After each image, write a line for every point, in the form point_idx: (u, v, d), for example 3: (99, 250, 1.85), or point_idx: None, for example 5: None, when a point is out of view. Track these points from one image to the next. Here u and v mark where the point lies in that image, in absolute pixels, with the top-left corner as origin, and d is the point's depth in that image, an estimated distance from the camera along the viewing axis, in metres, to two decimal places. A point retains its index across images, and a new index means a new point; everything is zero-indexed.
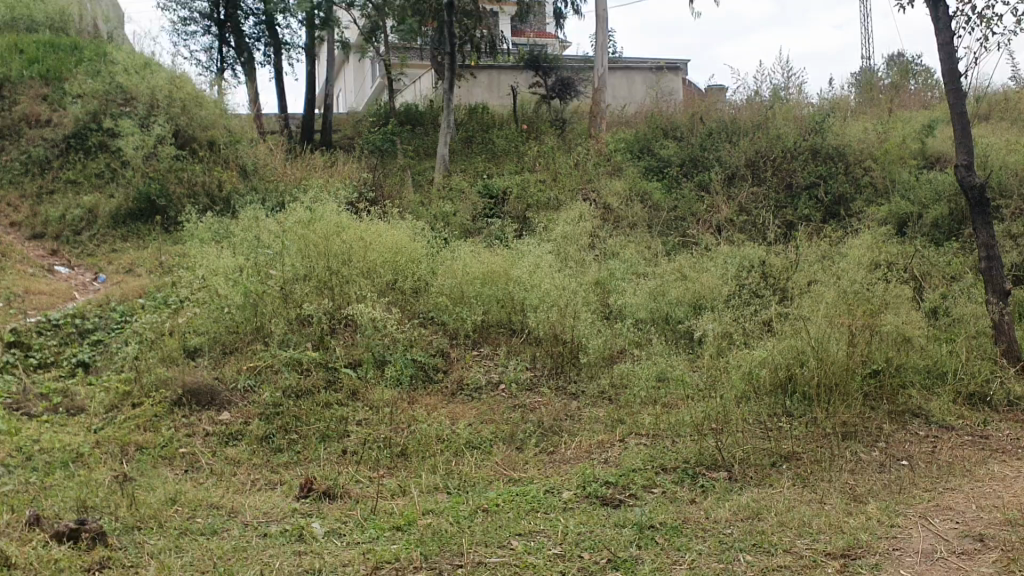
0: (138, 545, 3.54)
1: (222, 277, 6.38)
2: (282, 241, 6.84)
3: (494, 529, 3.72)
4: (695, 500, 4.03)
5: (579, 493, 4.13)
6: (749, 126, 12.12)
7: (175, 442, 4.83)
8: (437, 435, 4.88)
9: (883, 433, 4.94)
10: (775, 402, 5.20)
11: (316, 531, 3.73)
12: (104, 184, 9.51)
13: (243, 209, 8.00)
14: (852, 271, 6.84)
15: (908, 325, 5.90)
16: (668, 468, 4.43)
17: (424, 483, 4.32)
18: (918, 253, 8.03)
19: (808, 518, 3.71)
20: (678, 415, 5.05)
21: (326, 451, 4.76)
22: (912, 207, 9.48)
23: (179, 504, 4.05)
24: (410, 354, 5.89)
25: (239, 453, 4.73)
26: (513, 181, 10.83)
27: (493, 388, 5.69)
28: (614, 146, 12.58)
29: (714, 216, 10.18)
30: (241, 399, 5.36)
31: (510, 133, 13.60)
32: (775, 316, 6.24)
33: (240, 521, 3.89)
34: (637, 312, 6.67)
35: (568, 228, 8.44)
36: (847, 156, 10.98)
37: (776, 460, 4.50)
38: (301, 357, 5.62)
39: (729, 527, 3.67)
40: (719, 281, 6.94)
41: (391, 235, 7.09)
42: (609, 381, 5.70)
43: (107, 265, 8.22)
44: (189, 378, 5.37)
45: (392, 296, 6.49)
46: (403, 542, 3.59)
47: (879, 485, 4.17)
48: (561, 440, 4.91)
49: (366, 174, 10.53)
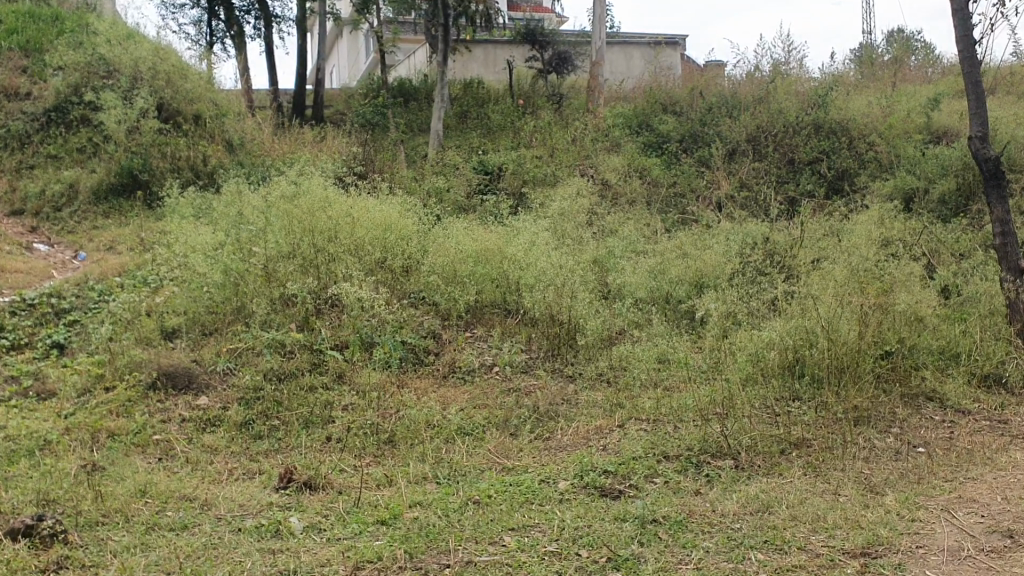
0: (101, 543, 3.29)
1: (203, 255, 6.09)
2: (267, 218, 6.55)
3: (485, 523, 3.46)
4: (700, 491, 3.77)
5: (576, 483, 3.87)
6: (749, 101, 11.81)
7: (148, 428, 4.56)
8: (427, 421, 4.62)
9: (897, 419, 4.69)
10: (783, 385, 4.93)
11: (294, 526, 3.47)
12: (86, 159, 9.20)
13: (227, 184, 7.69)
14: (862, 247, 6.56)
15: (922, 304, 5.63)
16: (670, 455, 4.17)
17: (412, 472, 4.06)
18: (925, 229, 7.77)
19: (822, 512, 3.46)
20: (680, 399, 4.79)
21: (309, 438, 4.50)
22: (918, 182, 9.21)
23: (149, 496, 3.79)
24: (400, 335, 5.62)
25: (217, 440, 4.46)
26: (509, 157, 10.51)
27: (487, 371, 5.43)
28: (612, 120, 12.25)
29: (715, 193, 9.90)
30: (221, 382, 5.09)
31: (505, 108, 13.26)
32: (782, 294, 5.96)
33: (213, 514, 3.63)
34: (637, 292, 6.40)
35: (566, 205, 8.15)
36: (851, 130, 10.68)
37: (785, 446, 4.24)
38: (285, 339, 5.36)
39: (737, 522, 3.42)
40: (723, 258, 6.66)
41: (379, 210, 6.79)
42: (608, 363, 5.44)
43: (88, 242, 7.92)
44: (166, 360, 5.09)
45: (382, 275, 6.20)
46: (387, 538, 3.33)
47: (895, 475, 3.92)
48: (558, 426, 4.65)
49: (356, 149, 10.22)
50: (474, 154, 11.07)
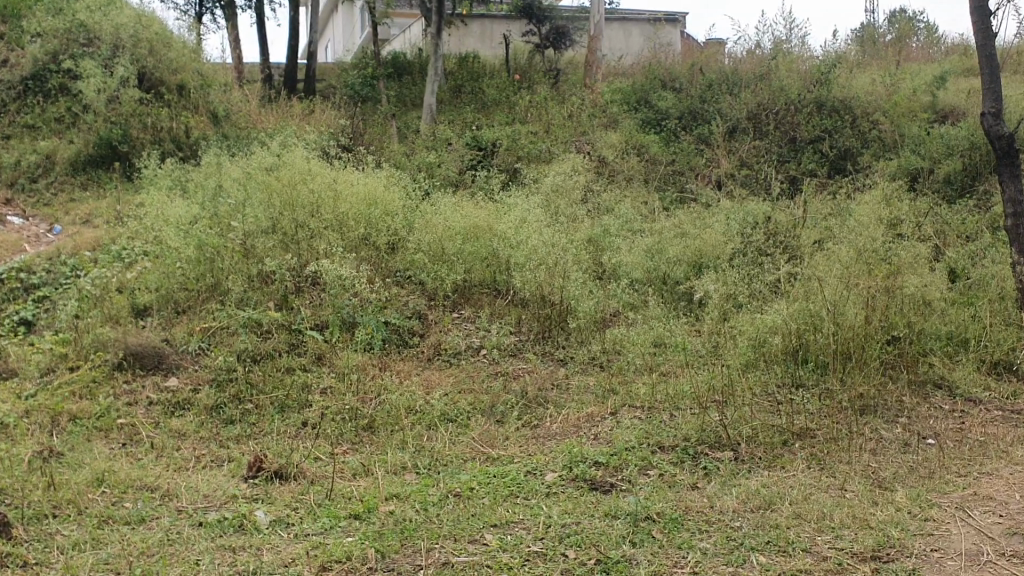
0: (48, 538, 3.05)
1: (177, 228, 5.81)
2: (247, 191, 6.27)
3: (466, 518, 3.21)
4: (697, 486, 3.52)
5: (564, 475, 3.61)
6: (751, 78, 11.49)
7: (113, 411, 4.30)
8: (408, 407, 4.37)
9: (905, 408, 4.44)
10: (785, 371, 4.68)
11: (259, 520, 3.22)
12: (64, 130, 8.89)
13: (207, 156, 7.38)
14: (867, 228, 6.29)
15: (931, 288, 5.36)
16: (665, 446, 3.91)
17: (390, 461, 3.81)
18: (931, 209, 7.49)
19: (828, 510, 3.22)
20: (676, 385, 4.54)
21: (283, 424, 4.24)
22: (923, 162, 8.96)
23: (106, 486, 3.53)
24: (383, 316, 5.35)
25: (185, 424, 4.21)
26: (503, 132, 10.20)
27: (474, 354, 5.17)
28: (610, 96, 11.94)
29: (714, 171, 9.63)
30: (192, 363, 4.82)
31: (501, 82, 12.94)
32: (785, 275, 5.68)
33: (173, 506, 3.38)
34: (633, 273, 6.13)
35: (560, 181, 7.85)
36: (855, 109, 10.39)
37: (787, 437, 3.99)
38: (261, 318, 5.09)
39: (737, 520, 3.18)
40: (723, 238, 6.38)
41: (364, 183, 6.49)
42: (602, 347, 5.19)
43: (64, 215, 7.63)
44: (133, 339, 4.82)
45: (365, 252, 5.91)
46: (359, 535, 3.08)
47: (905, 469, 3.69)
48: (547, 413, 4.40)
49: (345, 122, 9.92)
50: (467, 129, 10.74)
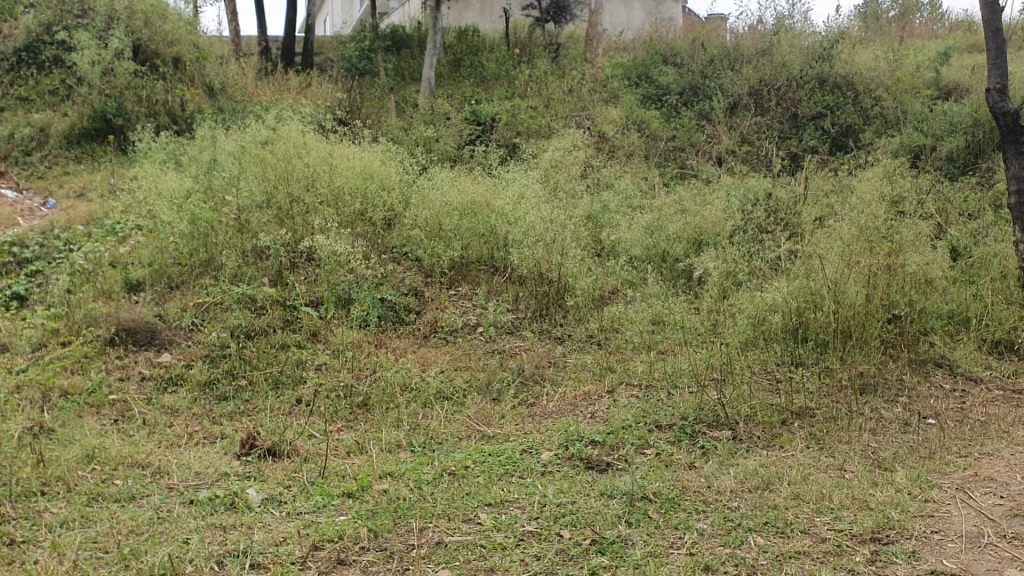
0: (36, 516, 3.02)
1: (171, 203, 5.74)
2: (241, 165, 6.19)
3: (460, 497, 3.17)
4: (695, 465, 3.48)
5: (560, 455, 3.57)
6: (752, 54, 11.37)
7: (105, 387, 4.25)
8: (403, 384, 4.32)
9: (905, 387, 4.40)
10: (785, 350, 4.63)
11: (250, 498, 3.18)
12: (59, 103, 8.79)
13: (202, 129, 7.29)
14: (869, 205, 6.22)
15: (933, 266, 5.30)
16: (662, 425, 3.86)
17: (385, 439, 3.77)
18: (934, 186, 7.42)
19: (827, 491, 3.17)
20: (674, 363, 4.49)
21: (276, 401, 4.20)
22: (925, 139, 8.88)
23: (97, 463, 3.49)
24: (379, 292, 5.29)
25: (178, 400, 4.16)
26: (502, 106, 10.10)
27: (471, 331, 5.11)
28: (610, 71, 11.82)
29: (714, 147, 9.54)
30: (186, 339, 4.77)
31: (500, 57, 12.81)
32: (785, 253, 5.62)
33: (164, 484, 3.35)
34: (632, 249, 6.06)
35: (559, 156, 7.77)
36: (857, 85, 10.29)
37: (786, 417, 3.95)
38: (255, 293, 5.03)
39: (735, 500, 3.13)
40: (723, 214, 6.31)
41: (360, 157, 6.41)
42: (600, 324, 5.14)
43: (58, 188, 7.55)
44: (126, 314, 4.76)
45: (361, 228, 5.85)
46: (351, 514, 3.04)
47: (905, 449, 3.65)
48: (543, 391, 4.35)
49: (343, 96, 9.81)
50: (466, 103, 10.64)
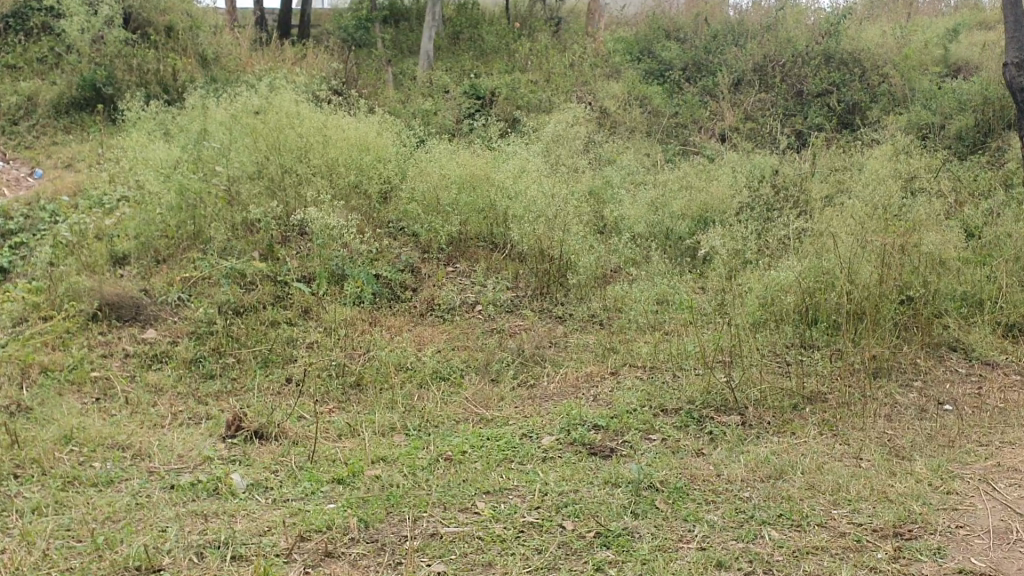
0: (8, 501, 2.87)
1: (158, 173, 5.54)
2: (232, 136, 5.98)
3: (456, 484, 3.01)
4: (703, 452, 3.31)
5: (561, 440, 3.40)
6: (757, 30, 11.12)
7: (86, 363, 4.07)
8: (398, 364, 4.15)
9: (920, 372, 4.22)
10: (795, 332, 4.45)
11: (235, 483, 3.01)
12: (47, 71, 8.56)
13: (192, 98, 7.07)
14: (881, 183, 6.02)
15: (948, 246, 5.11)
16: (668, 409, 3.69)
17: (378, 422, 3.60)
18: (944, 165, 7.22)
19: (844, 481, 3.02)
20: (680, 343, 4.31)
21: (266, 380, 4.03)
22: (934, 117, 8.67)
23: (75, 444, 3.32)
24: (374, 268, 5.11)
25: (162, 378, 3.99)
26: (502, 80, 9.86)
27: (469, 310, 4.93)
28: (612, 45, 11.56)
29: (717, 124, 9.33)
30: (171, 314, 4.59)
31: (500, 30, 12.54)
32: (794, 230, 5.43)
33: (145, 467, 3.18)
34: (635, 227, 5.86)
35: (559, 131, 7.55)
36: (864, 62, 10.04)
37: (797, 402, 3.78)
38: (245, 268, 4.85)
39: (747, 490, 2.97)
40: (730, 191, 6.11)
41: (354, 129, 6.19)
42: (603, 304, 4.95)
43: (46, 158, 7.32)
44: (110, 288, 4.58)
45: (356, 201, 5.66)
46: (341, 502, 2.87)
47: (923, 437, 3.49)
48: (544, 372, 4.17)
49: (338, 67, 9.57)
50: (465, 76, 10.40)
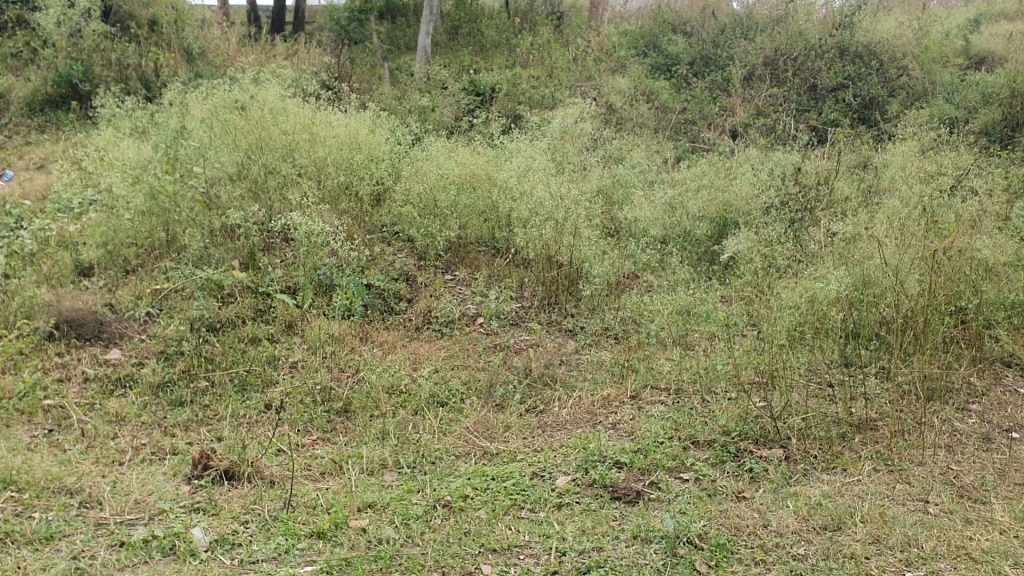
0: None
1: (130, 175, 5.08)
2: (213, 136, 5.54)
3: (457, 539, 2.54)
4: (745, 495, 2.85)
5: (579, 481, 2.93)
6: (767, 21, 10.63)
7: (39, 389, 3.60)
8: (390, 387, 3.68)
9: (976, 394, 3.75)
10: (836, 348, 3.99)
11: (196, 541, 2.55)
12: (22, 67, 8.09)
13: (171, 95, 6.60)
14: (917, 183, 5.53)
15: (997, 251, 4.61)
16: (700, 442, 3.22)
17: (367, 458, 3.13)
18: (977, 159, 6.71)
19: (914, 532, 2.56)
20: (708, 360, 3.84)
21: (242, 407, 3.57)
22: (957, 111, 8.20)
23: (13, 489, 2.85)
24: (365, 278, 4.63)
25: (124, 406, 3.52)
26: (502, 75, 9.37)
27: (469, 324, 4.46)
28: (616, 40, 11.10)
29: (729, 120, 8.83)
30: (140, 331, 4.12)
31: (499, 23, 12.00)
32: (825, 233, 4.96)
33: (93, 518, 2.71)
34: (650, 229, 5.37)
35: (565, 127, 7.07)
36: (882, 54, 9.50)
37: (845, 431, 3.32)
38: (222, 279, 4.38)
39: (802, 546, 2.52)
40: (752, 189, 5.63)
41: (345, 126, 5.73)
42: (617, 316, 4.48)
43: (17, 158, 6.85)
44: (70, 302, 4.11)
45: (347, 204, 5.20)
46: (319, 564, 2.42)
47: (994, 474, 3.02)
48: (556, 396, 3.70)
49: (330, 61, 9.10)
50: (463, 71, 9.91)
